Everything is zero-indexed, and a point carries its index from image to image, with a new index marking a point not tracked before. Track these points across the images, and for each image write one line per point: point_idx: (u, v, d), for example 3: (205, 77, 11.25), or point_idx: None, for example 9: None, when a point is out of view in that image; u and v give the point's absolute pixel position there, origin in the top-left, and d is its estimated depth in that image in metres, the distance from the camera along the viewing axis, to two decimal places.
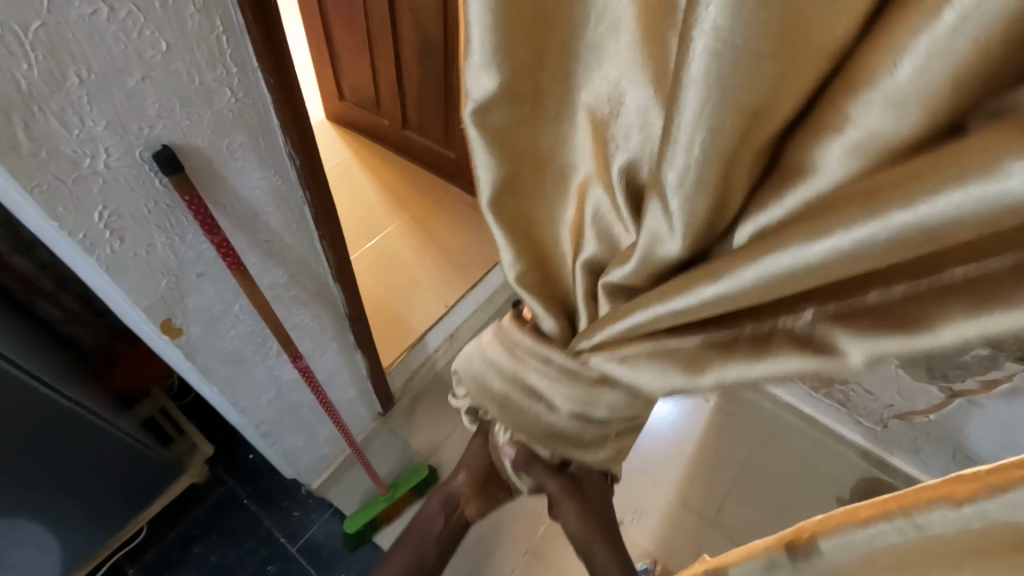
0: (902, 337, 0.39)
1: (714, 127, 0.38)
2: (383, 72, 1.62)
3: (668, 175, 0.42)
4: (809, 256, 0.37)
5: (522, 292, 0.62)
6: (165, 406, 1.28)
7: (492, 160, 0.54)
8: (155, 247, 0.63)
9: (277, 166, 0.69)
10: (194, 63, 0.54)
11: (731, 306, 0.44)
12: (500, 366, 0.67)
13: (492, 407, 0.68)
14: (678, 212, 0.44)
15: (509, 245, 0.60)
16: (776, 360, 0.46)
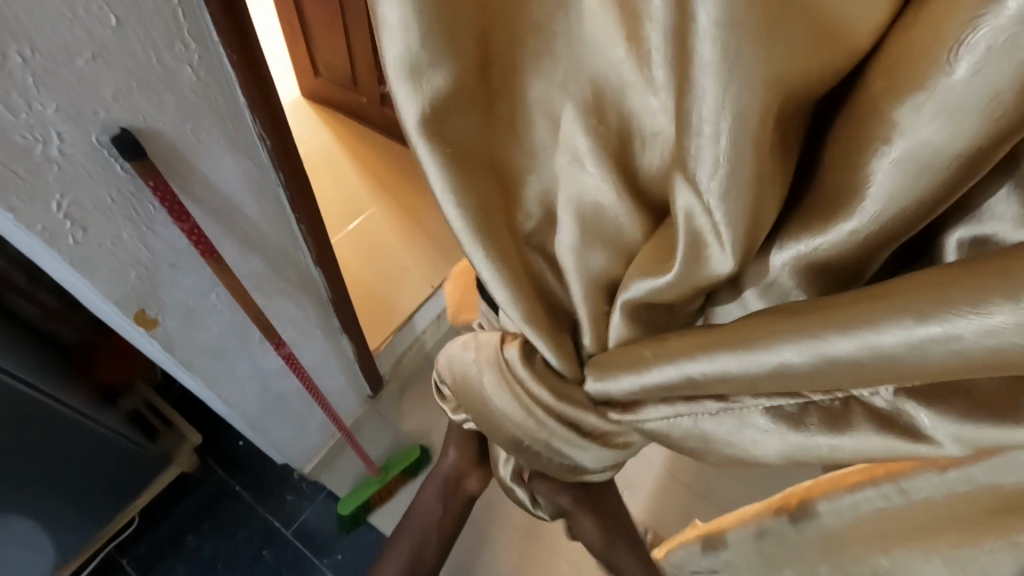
0: (996, 428, 0.42)
1: (742, 109, 0.37)
2: (358, 47, 1.56)
3: (697, 167, 0.40)
4: (877, 346, 0.39)
5: (522, 324, 0.60)
6: (149, 398, 1.26)
7: (460, 173, 0.50)
8: (121, 237, 0.61)
9: (247, 149, 0.66)
10: (151, 38, 0.51)
11: (794, 377, 0.45)
12: (516, 420, 0.67)
13: (509, 448, 0.69)
14: (718, 212, 0.42)
15: (500, 274, 0.56)
16: (855, 437, 0.50)
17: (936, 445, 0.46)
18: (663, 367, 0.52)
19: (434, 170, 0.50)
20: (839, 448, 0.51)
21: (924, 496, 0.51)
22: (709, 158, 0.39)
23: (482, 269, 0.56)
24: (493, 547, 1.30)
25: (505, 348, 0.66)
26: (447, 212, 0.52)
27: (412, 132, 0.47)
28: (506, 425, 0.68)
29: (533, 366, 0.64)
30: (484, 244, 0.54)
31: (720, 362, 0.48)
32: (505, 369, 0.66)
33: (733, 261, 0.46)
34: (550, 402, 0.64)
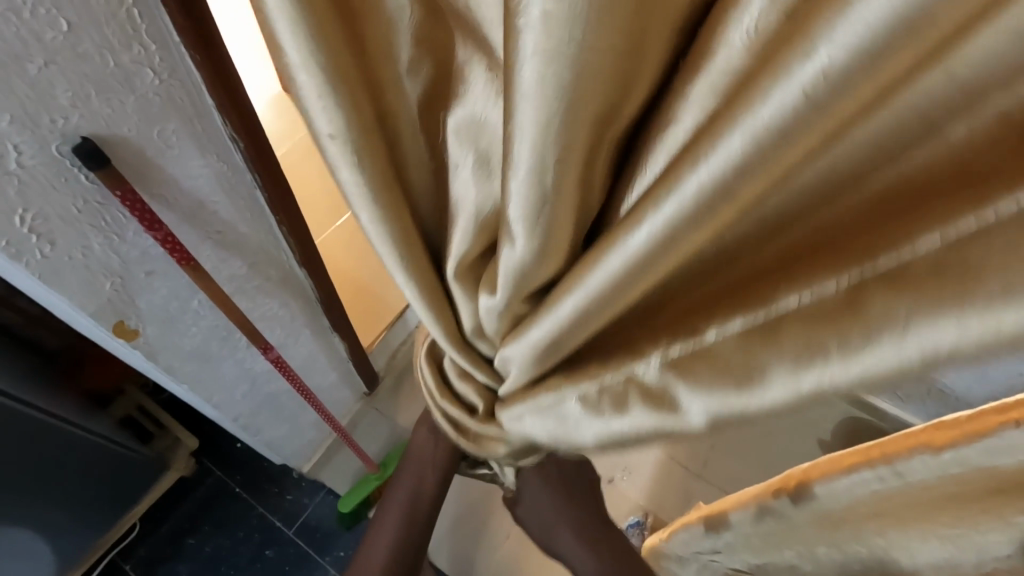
0: (742, 394, 0.48)
1: (569, 141, 0.40)
2: None
3: (515, 182, 0.43)
4: (634, 247, 0.42)
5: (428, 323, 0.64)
6: (143, 403, 1.25)
7: (369, 200, 0.51)
8: (91, 248, 0.59)
9: (219, 151, 0.64)
10: (105, 42, 0.49)
11: (601, 303, 0.49)
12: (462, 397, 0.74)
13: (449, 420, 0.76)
14: (520, 220, 0.46)
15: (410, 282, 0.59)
16: (639, 414, 0.56)
17: (684, 413, 0.54)
18: (545, 315, 0.53)
19: (356, 186, 0.51)
20: (625, 428, 0.58)
21: (921, 478, 0.44)
22: (523, 186, 0.43)
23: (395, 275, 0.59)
24: (495, 537, 1.31)
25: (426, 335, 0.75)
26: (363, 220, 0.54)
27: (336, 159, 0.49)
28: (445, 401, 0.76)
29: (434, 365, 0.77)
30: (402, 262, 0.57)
31: (543, 321, 0.53)
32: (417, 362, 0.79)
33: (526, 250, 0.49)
34: (440, 397, 0.76)
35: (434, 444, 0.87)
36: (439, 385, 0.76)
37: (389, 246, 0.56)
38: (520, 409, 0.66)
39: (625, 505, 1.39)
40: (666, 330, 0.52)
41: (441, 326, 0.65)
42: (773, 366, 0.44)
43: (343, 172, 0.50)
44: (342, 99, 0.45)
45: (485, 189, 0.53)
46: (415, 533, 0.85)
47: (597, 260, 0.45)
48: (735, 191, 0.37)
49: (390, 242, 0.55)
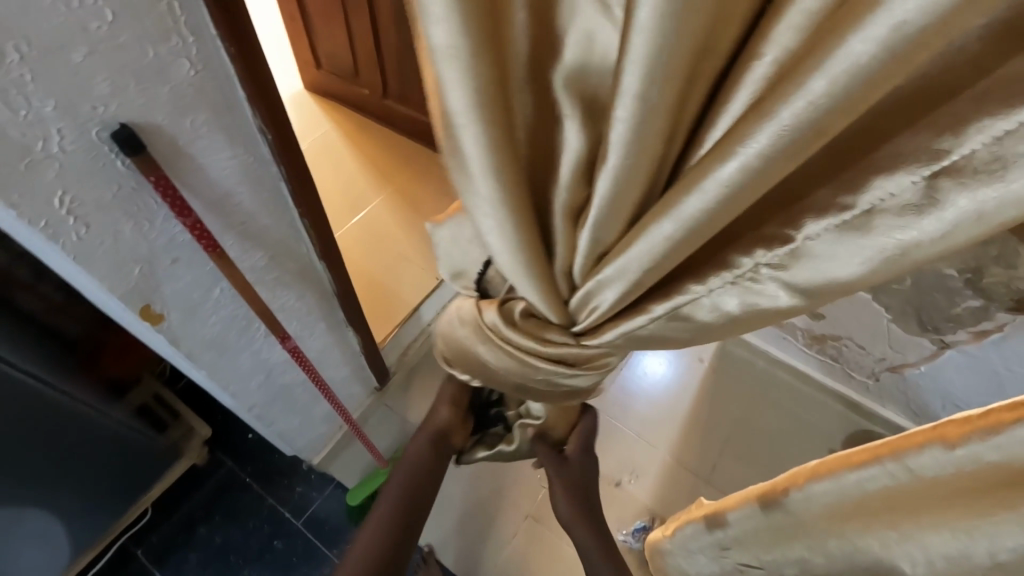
0: (823, 270, 0.51)
1: (650, 93, 0.41)
2: (360, 38, 1.58)
3: (618, 110, 0.43)
4: (723, 178, 0.43)
5: (522, 280, 0.64)
6: (159, 392, 1.29)
7: (486, 145, 0.49)
8: (123, 233, 0.60)
9: (246, 142, 0.66)
10: (144, 33, 0.50)
11: (689, 237, 0.50)
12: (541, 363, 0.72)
13: (523, 381, 0.77)
14: (614, 167, 0.48)
15: (508, 236, 0.58)
16: (731, 299, 0.58)
17: (775, 293, 0.56)
18: (639, 239, 0.52)
19: (473, 132, 0.48)
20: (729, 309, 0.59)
21: (933, 476, 0.44)
22: (624, 114, 0.43)
23: (490, 236, 0.59)
24: (501, 537, 1.31)
25: (485, 315, 0.74)
26: (472, 184, 0.54)
27: (459, 115, 0.47)
28: (516, 372, 0.76)
29: (516, 326, 0.71)
30: (512, 211, 0.55)
31: (636, 247, 0.53)
32: (496, 336, 0.74)
33: (610, 184, 0.50)
34: (538, 349, 0.71)
35: (432, 452, 0.96)
36: (533, 340, 0.70)
37: (497, 209, 0.55)
38: (611, 336, 0.65)
39: (634, 509, 1.39)
40: (745, 238, 0.54)
41: (539, 283, 0.64)
42: (861, 243, 0.47)
43: (467, 141, 0.49)
44: (479, 71, 0.43)
45: (594, 136, 0.53)
46: (404, 523, 0.87)
47: (673, 208, 0.48)
48: (825, 124, 0.38)
49: (499, 204, 0.55)
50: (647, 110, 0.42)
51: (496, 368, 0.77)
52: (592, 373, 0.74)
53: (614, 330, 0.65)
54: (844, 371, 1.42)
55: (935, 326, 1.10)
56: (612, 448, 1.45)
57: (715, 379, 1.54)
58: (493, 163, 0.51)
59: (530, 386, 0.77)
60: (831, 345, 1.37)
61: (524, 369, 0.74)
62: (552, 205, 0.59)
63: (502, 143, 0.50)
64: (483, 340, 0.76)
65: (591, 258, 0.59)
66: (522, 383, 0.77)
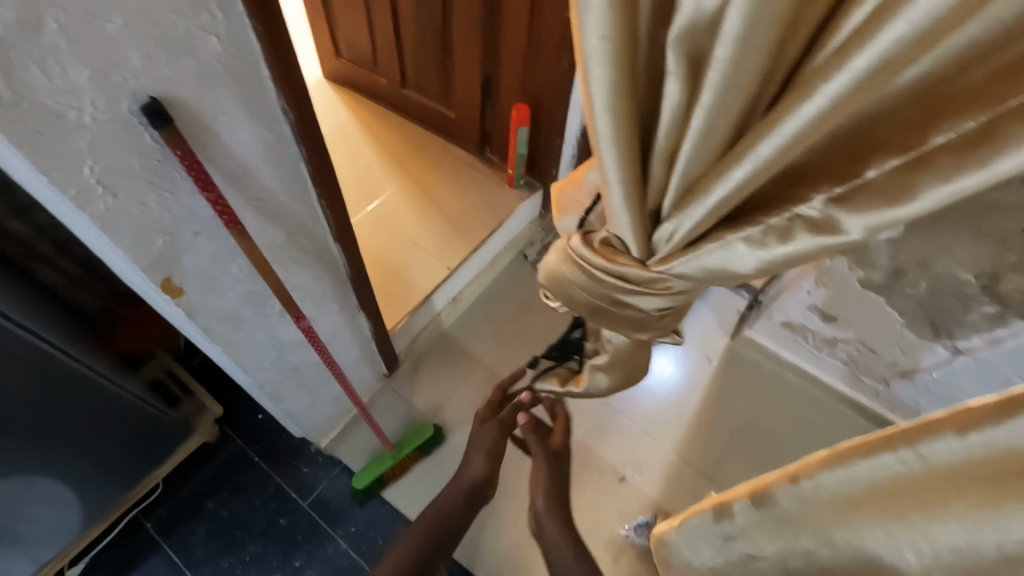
0: (888, 209, 0.50)
1: (747, 35, 0.42)
2: (379, 26, 1.59)
3: (718, 46, 0.44)
4: (801, 119, 0.44)
5: (617, 208, 0.61)
6: (170, 368, 1.36)
7: (608, 77, 0.50)
8: (148, 205, 0.61)
9: (269, 120, 0.67)
10: (177, 8, 0.52)
11: (757, 181, 0.51)
12: (610, 284, 0.69)
13: (585, 313, 0.75)
14: (705, 105, 0.48)
15: (617, 167, 0.57)
16: (795, 242, 0.57)
17: (846, 232, 0.54)
18: (713, 185, 0.53)
19: (599, 61, 0.49)
20: (789, 252, 0.58)
21: (945, 463, 0.44)
22: (721, 55, 0.44)
23: (609, 186, 0.59)
24: (502, 526, 1.32)
25: (569, 242, 0.72)
26: (596, 124, 0.54)
27: (591, 51, 0.48)
28: (584, 299, 0.73)
29: (590, 246, 0.69)
30: (614, 146, 0.55)
31: (709, 194, 0.54)
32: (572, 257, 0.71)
33: (701, 120, 0.50)
34: (606, 266, 0.67)
35: (466, 504, 1.09)
36: (601, 258, 0.67)
37: (616, 151, 0.55)
38: (677, 266, 0.63)
39: (635, 503, 1.39)
40: (815, 178, 0.54)
41: (634, 215, 0.61)
42: (926, 182, 0.47)
43: (596, 85, 0.51)
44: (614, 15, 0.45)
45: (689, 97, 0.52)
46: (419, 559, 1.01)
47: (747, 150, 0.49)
48: (895, 60, 0.40)
49: (615, 143, 0.55)
50: (745, 49, 0.43)
51: (568, 297, 0.75)
52: (656, 301, 0.70)
53: (682, 259, 0.63)
54: (855, 375, 1.42)
55: (948, 331, 1.09)
56: (615, 444, 1.46)
57: (723, 377, 1.54)
58: (611, 97, 0.51)
59: (595, 318, 0.74)
60: (842, 348, 1.37)
61: (594, 295, 0.71)
62: (655, 154, 0.58)
63: (625, 88, 0.51)
64: (565, 265, 0.73)
65: (679, 195, 0.58)
66: (585, 313, 0.75)
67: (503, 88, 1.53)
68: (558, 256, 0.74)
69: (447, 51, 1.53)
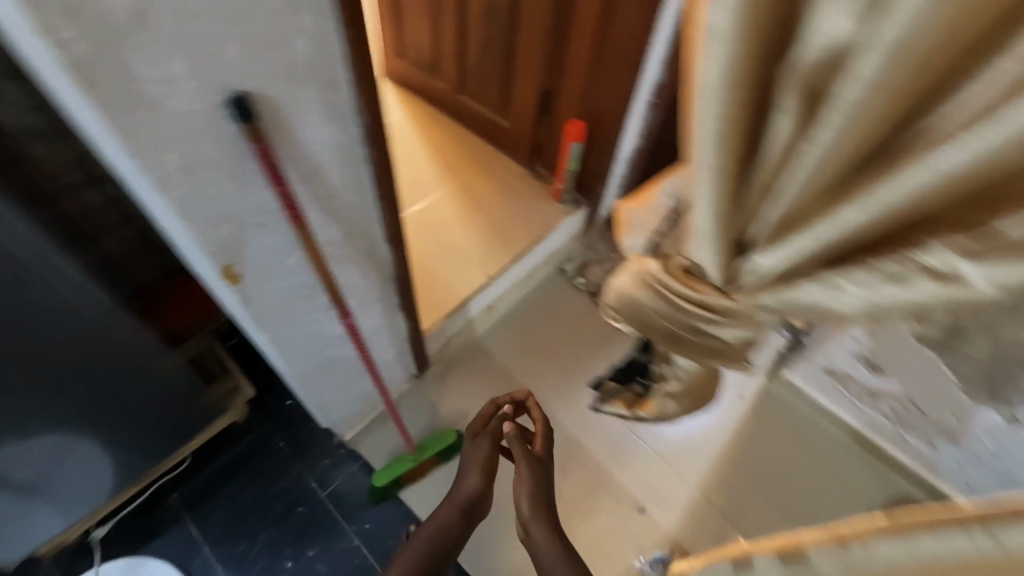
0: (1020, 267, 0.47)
1: (883, 81, 0.43)
2: (444, 32, 1.62)
3: (849, 89, 0.44)
4: (937, 164, 0.45)
5: (709, 239, 0.62)
6: (213, 347, 1.41)
7: (722, 112, 0.50)
8: (223, 194, 0.63)
9: (343, 121, 0.68)
10: (276, 9, 0.53)
11: (874, 221, 0.52)
12: (689, 312, 0.74)
13: (660, 337, 0.80)
14: (823, 145, 0.48)
15: (714, 199, 0.57)
16: (907, 287, 0.55)
17: (969, 285, 0.51)
18: (824, 222, 0.54)
19: (715, 96, 0.49)
20: (900, 296, 0.56)
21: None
22: (849, 99, 0.44)
23: (696, 213, 0.60)
24: (516, 542, 1.30)
25: (649, 268, 0.77)
26: (698, 151, 0.55)
27: (708, 86, 0.49)
28: (659, 323, 0.78)
29: (674, 275, 0.73)
30: (716, 179, 0.55)
31: (819, 229, 0.55)
32: (651, 283, 0.76)
33: (816, 161, 0.50)
34: (686, 292, 0.72)
35: (460, 520, 1.01)
36: (687, 288, 0.72)
37: (714, 180, 0.56)
38: (765, 300, 0.66)
39: (653, 537, 1.36)
40: (937, 227, 0.54)
41: (725, 247, 0.62)
42: None
43: (706, 113, 0.51)
44: (743, 48, 0.46)
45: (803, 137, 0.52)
46: None
47: (870, 191, 0.50)
48: None
49: (717, 175, 0.55)
50: (876, 95, 0.44)
51: (642, 320, 0.81)
52: (734, 332, 0.74)
53: (774, 294, 0.65)
54: (898, 433, 1.36)
55: (1008, 399, 1.03)
56: (634, 474, 1.43)
57: (756, 417, 1.49)
58: (720, 132, 0.52)
59: (669, 340, 0.80)
60: (886, 402, 1.32)
61: (670, 320, 0.77)
62: (757, 189, 0.58)
63: (736, 124, 0.52)
64: (642, 291, 0.78)
65: (778, 229, 0.59)
66: (658, 336, 0.81)
67: (561, 104, 1.54)
68: (635, 276, 0.79)
69: (509, 62, 1.54)
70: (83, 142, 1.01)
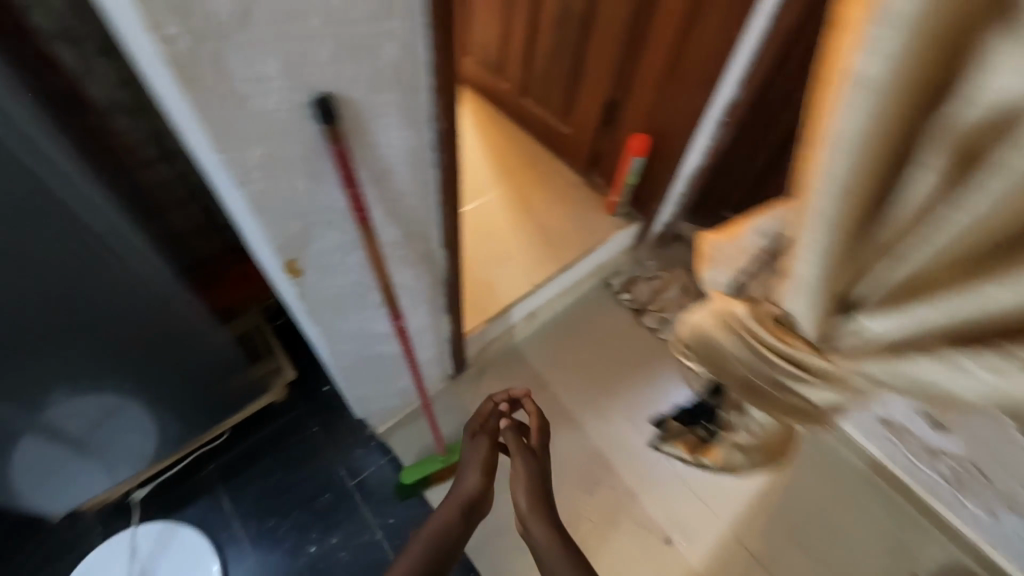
0: None
1: None
2: (513, 34, 1.61)
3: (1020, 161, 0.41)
4: None
5: (812, 292, 0.59)
6: (260, 326, 1.44)
7: (855, 163, 0.47)
8: (296, 192, 0.63)
9: (418, 127, 0.67)
10: (370, 13, 0.52)
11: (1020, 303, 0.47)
12: (772, 362, 0.74)
13: (736, 376, 0.84)
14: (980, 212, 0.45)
15: (825, 251, 0.55)
16: None
17: None
18: (960, 296, 0.50)
19: (849, 146, 0.46)
20: None
21: None
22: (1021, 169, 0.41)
23: (800, 263, 0.58)
24: None
25: (734, 312, 0.76)
26: (816, 200, 0.52)
27: (843, 133, 0.46)
28: (738, 365, 0.81)
29: (764, 324, 0.72)
30: (832, 231, 0.53)
31: (952, 301, 0.51)
32: (733, 326, 0.77)
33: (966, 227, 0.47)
34: (774, 342, 0.71)
35: (462, 520, 0.91)
36: (780, 341, 0.70)
37: (828, 231, 0.53)
38: (868, 367, 0.62)
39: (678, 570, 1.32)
40: None
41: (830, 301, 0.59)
42: None
43: (833, 160, 0.48)
44: (890, 102, 0.43)
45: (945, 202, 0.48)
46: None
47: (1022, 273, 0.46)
48: None
49: (833, 227, 0.52)
50: None
51: (720, 358, 0.83)
52: (822, 391, 0.74)
53: (879, 364, 0.61)
54: (957, 496, 1.26)
55: None
56: (659, 501, 1.39)
57: (798, 459, 1.43)
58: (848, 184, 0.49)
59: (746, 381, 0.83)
60: (945, 460, 1.21)
61: (751, 365, 0.78)
62: (878, 247, 0.55)
63: (868, 177, 0.49)
64: (722, 332, 0.79)
65: (899, 293, 0.56)
66: (735, 373, 0.84)
67: (626, 117, 1.50)
68: (717, 315, 0.79)
69: (577, 69, 1.52)
70: (160, 116, 1.04)
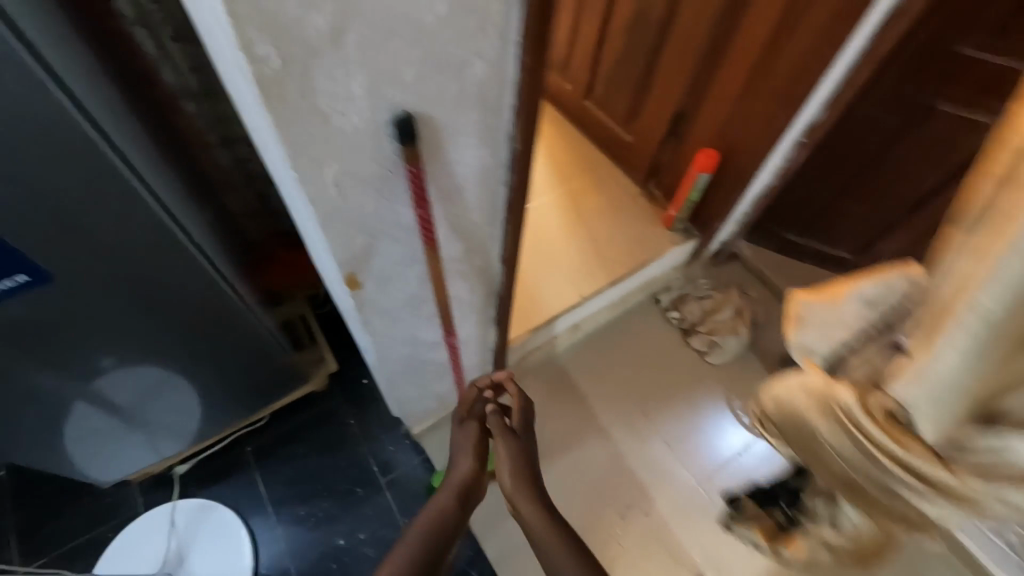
0: None
1: None
2: (581, 35, 1.55)
3: None
4: None
5: (939, 397, 0.44)
6: (304, 315, 1.47)
7: None
8: (366, 209, 0.61)
9: (494, 147, 0.64)
10: (462, 33, 0.49)
11: None
12: (884, 466, 0.50)
13: (845, 476, 0.55)
14: None
15: (979, 353, 0.39)
16: None
17: None
18: None
19: None
20: None
21: None
22: None
23: (937, 359, 0.42)
24: None
25: (834, 387, 0.52)
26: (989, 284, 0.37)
27: None
28: (836, 459, 0.54)
29: (873, 415, 0.49)
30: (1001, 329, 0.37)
31: None
32: (832, 407, 0.52)
33: None
34: (885, 442, 0.48)
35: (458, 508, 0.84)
36: (894, 443, 0.48)
37: (985, 329, 0.38)
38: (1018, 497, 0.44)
39: None
40: None
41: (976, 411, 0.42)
42: None
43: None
44: None
45: None
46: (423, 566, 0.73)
47: None
48: None
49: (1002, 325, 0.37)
50: None
51: (813, 441, 0.57)
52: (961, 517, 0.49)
53: None
54: None
55: None
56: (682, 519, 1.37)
57: None
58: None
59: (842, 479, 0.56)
60: None
61: (855, 462, 0.52)
62: None
63: None
64: (815, 411, 0.54)
65: None
66: (833, 468, 0.57)
67: (694, 130, 1.43)
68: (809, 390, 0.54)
69: (647, 76, 1.45)
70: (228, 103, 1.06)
